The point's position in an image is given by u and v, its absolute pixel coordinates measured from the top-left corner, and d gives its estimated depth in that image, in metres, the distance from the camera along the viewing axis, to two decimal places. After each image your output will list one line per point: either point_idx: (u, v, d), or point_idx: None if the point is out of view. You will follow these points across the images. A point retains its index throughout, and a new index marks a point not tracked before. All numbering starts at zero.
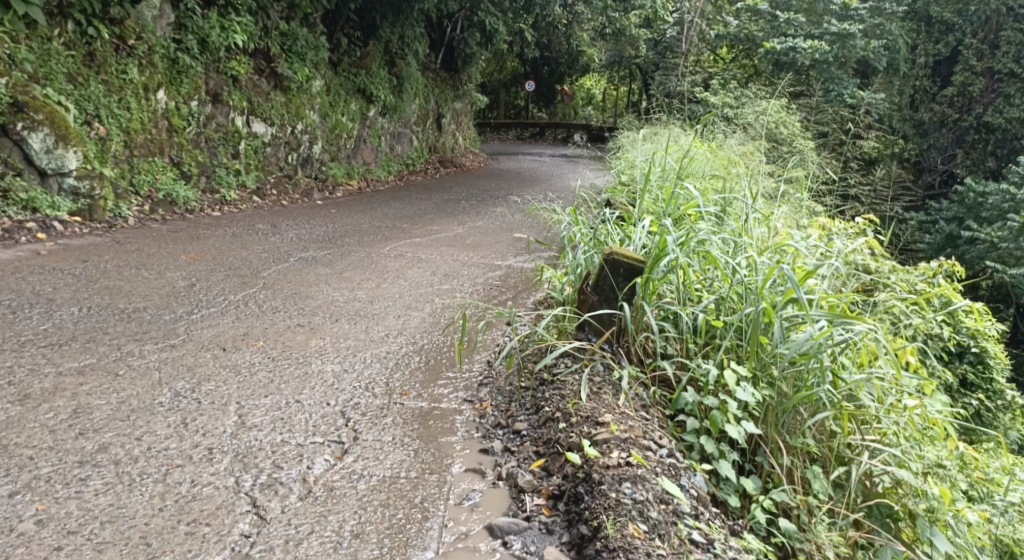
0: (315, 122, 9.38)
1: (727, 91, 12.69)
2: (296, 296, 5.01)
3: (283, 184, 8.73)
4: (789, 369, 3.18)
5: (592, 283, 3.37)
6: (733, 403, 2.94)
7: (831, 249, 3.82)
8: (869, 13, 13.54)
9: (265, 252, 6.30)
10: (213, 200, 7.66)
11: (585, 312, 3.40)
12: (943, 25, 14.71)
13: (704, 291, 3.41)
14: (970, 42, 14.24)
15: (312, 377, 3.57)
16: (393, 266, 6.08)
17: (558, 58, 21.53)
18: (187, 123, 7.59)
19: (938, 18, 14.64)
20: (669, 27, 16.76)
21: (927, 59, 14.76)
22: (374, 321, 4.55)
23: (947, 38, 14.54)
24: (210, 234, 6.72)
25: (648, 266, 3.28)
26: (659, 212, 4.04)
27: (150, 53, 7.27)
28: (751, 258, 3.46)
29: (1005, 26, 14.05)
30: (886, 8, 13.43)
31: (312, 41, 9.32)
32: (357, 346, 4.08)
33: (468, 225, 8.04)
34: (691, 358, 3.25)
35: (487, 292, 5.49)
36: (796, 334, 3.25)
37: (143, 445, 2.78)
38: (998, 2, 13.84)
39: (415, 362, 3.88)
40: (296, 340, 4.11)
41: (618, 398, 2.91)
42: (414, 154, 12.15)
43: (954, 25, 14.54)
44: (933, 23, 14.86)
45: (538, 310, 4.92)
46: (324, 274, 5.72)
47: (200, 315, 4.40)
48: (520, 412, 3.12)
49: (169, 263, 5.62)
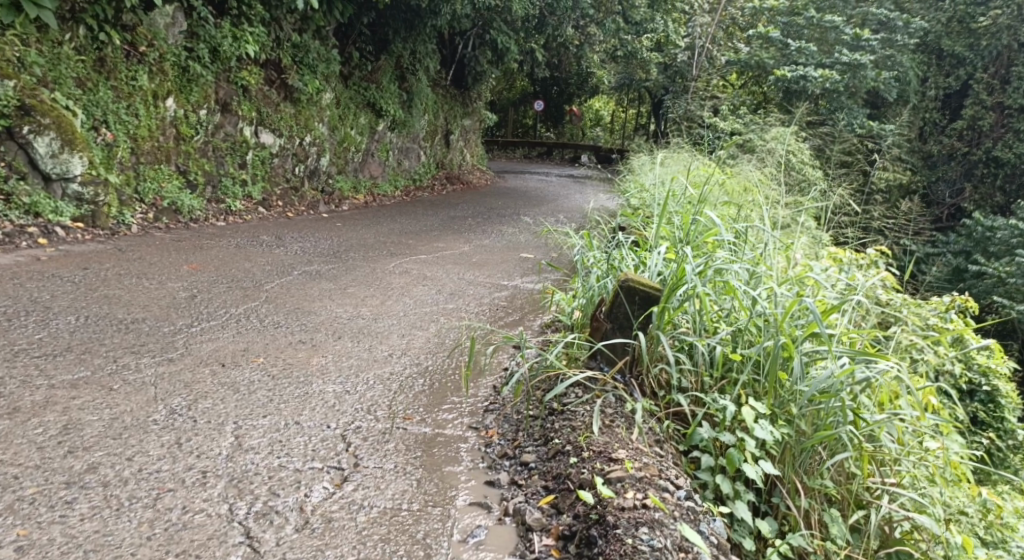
0: (324, 134, 9.31)
1: (737, 117, 12.63)
2: (299, 311, 4.90)
3: (289, 196, 8.66)
4: (808, 407, 3.06)
5: (605, 310, 3.27)
6: (750, 442, 2.82)
7: (852, 282, 3.72)
8: (881, 44, 13.49)
9: (269, 264, 6.20)
10: (218, 210, 7.59)
11: (598, 339, 3.28)
12: (954, 58, 14.67)
13: (722, 322, 3.30)
14: (981, 76, 14.18)
15: (313, 397, 3.46)
16: (398, 283, 5.97)
17: (568, 78, 21.54)
18: (195, 132, 7.52)
19: (950, 52, 14.60)
20: (680, 52, 16.76)
21: (937, 91, 14.77)
22: (378, 340, 4.44)
23: (958, 72, 14.46)
24: (214, 244, 6.63)
25: (664, 295, 3.17)
26: (675, 239, 3.93)
27: (160, 60, 7.21)
28: (770, 290, 3.35)
29: (1016, 61, 13.99)
30: (897, 39, 13.49)
31: (323, 54, 9.27)
32: (360, 366, 3.97)
33: (475, 243, 7.94)
34: (706, 392, 3.14)
35: (493, 313, 5.38)
36: (817, 370, 3.14)
37: (134, 466, 2.66)
38: (1009, 37, 13.78)
39: (419, 384, 3.77)
40: (297, 357, 4.00)
41: (631, 432, 2.80)
42: (421, 170, 12.08)
43: (965, 59, 14.49)
44: (944, 56, 14.86)
45: (545, 334, 4.80)
46: (328, 289, 5.62)
47: (199, 329, 4.29)
48: (527, 442, 3.00)
49: (170, 273, 5.52)
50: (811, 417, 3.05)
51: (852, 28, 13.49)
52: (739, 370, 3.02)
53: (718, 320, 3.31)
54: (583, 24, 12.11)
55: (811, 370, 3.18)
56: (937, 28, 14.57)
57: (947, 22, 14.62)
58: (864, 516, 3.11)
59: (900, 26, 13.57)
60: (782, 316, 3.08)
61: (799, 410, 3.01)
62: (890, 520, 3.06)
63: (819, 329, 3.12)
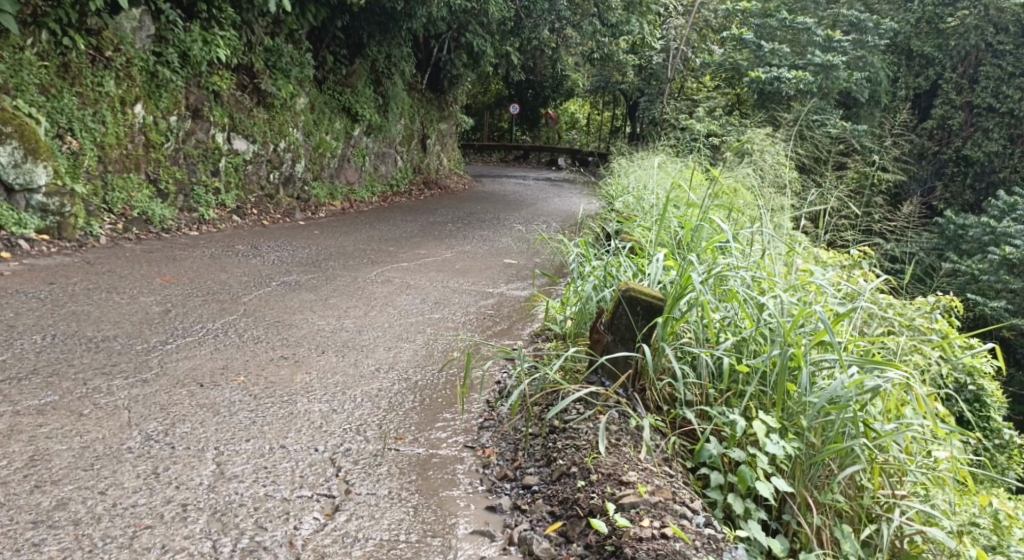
0: (298, 140, 9.10)
1: (713, 118, 12.60)
2: (280, 325, 4.71)
3: (264, 203, 8.44)
4: (817, 419, 2.93)
5: (605, 321, 3.13)
6: (762, 458, 2.69)
7: (856, 287, 3.60)
8: (853, 46, 13.53)
9: (245, 275, 5.99)
10: (191, 219, 7.36)
11: (599, 353, 3.14)
12: (923, 59, 14.76)
13: (726, 331, 3.17)
14: (949, 76, 14.27)
15: (298, 417, 3.28)
16: (380, 293, 5.80)
17: (542, 82, 21.46)
18: (165, 139, 7.29)
19: (919, 52, 14.70)
20: (656, 55, 16.79)
21: (907, 92, 14.52)
22: (363, 354, 4.26)
23: (927, 72, 14.56)
24: (187, 255, 6.40)
25: (668, 305, 3.04)
26: (675, 247, 3.81)
27: (128, 65, 6.97)
28: (775, 296, 3.22)
29: (983, 61, 14.14)
30: (868, 41, 13.52)
31: (297, 58, 9.05)
32: (346, 382, 3.79)
33: (457, 250, 7.77)
34: (711, 405, 3.01)
35: (480, 322, 5.22)
36: (826, 379, 3.01)
37: (108, 501, 2.46)
38: (977, 37, 13.90)
39: (409, 401, 3.60)
40: (280, 374, 3.81)
41: (639, 451, 2.68)
42: (399, 175, 11.89)
43: (934, 59, 14.60)
44: (914, 56, 14.88)
45: (536, 344, 4.67)
46: (309, 300, 5.43)
47: (175, 345, 4.09)
48: (528, 462, 2.86)
49: (142, 286, 5.30)
50: (822, 429, 2.92)
51: (824, 30, 13.52)
52: (746, 382, 2.89)
53: (723, 329, 3.18)
54: (558, 27, 12.01)
55: (819, 380, 3.06)
56: (907, 28, 14.56)
57: (916, 23, 14.65)
58: (875, 531, 2.99)
59: (870, 27, 13.61)
60: (790, 325, 2.95)
61: (809, 423, 2.89)
62: (903, 534, 2.94)
63: (827, 337, 3.00)
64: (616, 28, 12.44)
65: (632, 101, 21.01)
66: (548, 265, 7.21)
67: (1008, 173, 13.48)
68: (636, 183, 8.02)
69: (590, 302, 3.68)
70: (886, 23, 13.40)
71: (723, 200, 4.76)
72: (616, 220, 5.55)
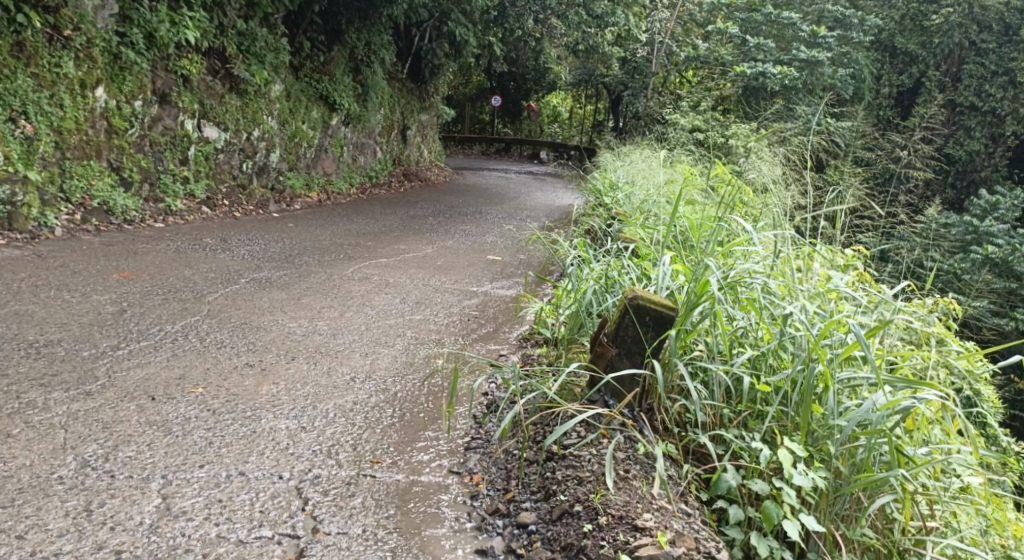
0: (273, 128, 8.66)
1: (698, 113, 12.31)
2: (246, 327, 4.33)
3: (236, 194, 8.00)
4: (846, 445, 2.59)
5: (608, 332, 2.73)
6: (789, 493, 2.35)
7: (881, 291, 3.27)
8: (838, 41, 13.24)
9: (212, 271, 5.59)
10: (157, 210, 6.93)
11: (602, 369, 2.75)
12: (907, 56, 14.39)
13: (745, 342, 2.84)
14: (933, 73, 13.80)
15: (260, 438, 2.90)
16: (358, 292, 5.42)
17: (525, 73, 21.11)
18: (129, 125, 6.85)
19: (903, 50, 14.37)
20: (642, 48, 16.66)
21: (891, 89, 14.35)
22: (338, 361, 3.89)
23: (911, 70, 14.16)
24: (149, 248, 5.98)
25: (680, 315, 2.69)
26: (682, 250, 3.46)
27: (88, 45, 6.49)
28: (795, 303, 2.87)
29: (968, 59, 13.70)
30: (853, 37, 13.26)
31: (272, 43, 8.59)
32: (318, 395, 3.42)
33: (439, 245, 7.40)
34: (728, 428, 2.67)
35: (464, 324, 4.86)
36: (853, 399, 2.68)
37: (27, 548, 2.17)
38: (960, 35, 13.53)
39: (387, 416, 3.24)
40: (243, 385, 3.43)
41: (651, 486, 2.36)
42: (378, 166, 11.47)
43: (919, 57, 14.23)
44: (897, 54, 14.55)
45: (524, 350, 4.32)
46: (279, 299, 5.04)
47: (127, 351, 3.70)
48: (524, 494, 2.53)
49: (97, 282, 4.89)
50: (850, 457, 2.59)
51: (809, 25, 13.30)
52: (769, 402, 2.55)
53: (741, 340, 2.85)
54: (543, 17, 11.63)
55: (845, 398, 2.71)
56: (892, 25, 14.30)
57: (900, 20, 14.42)
58: None
59: (854, 23, 13.32)
60: (816, 338, 2.61)
61: (837, 450, 2.55)
62: None
63: (858, 351, 2.66)
64: (602, 19, 11.91)
65: (615, 96, 20.69)
66: (534, 263, 6.86)
67: (990, 172, 13.08)
68: (626, 179, 7.69)
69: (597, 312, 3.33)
70: (872, 18, 13.11)
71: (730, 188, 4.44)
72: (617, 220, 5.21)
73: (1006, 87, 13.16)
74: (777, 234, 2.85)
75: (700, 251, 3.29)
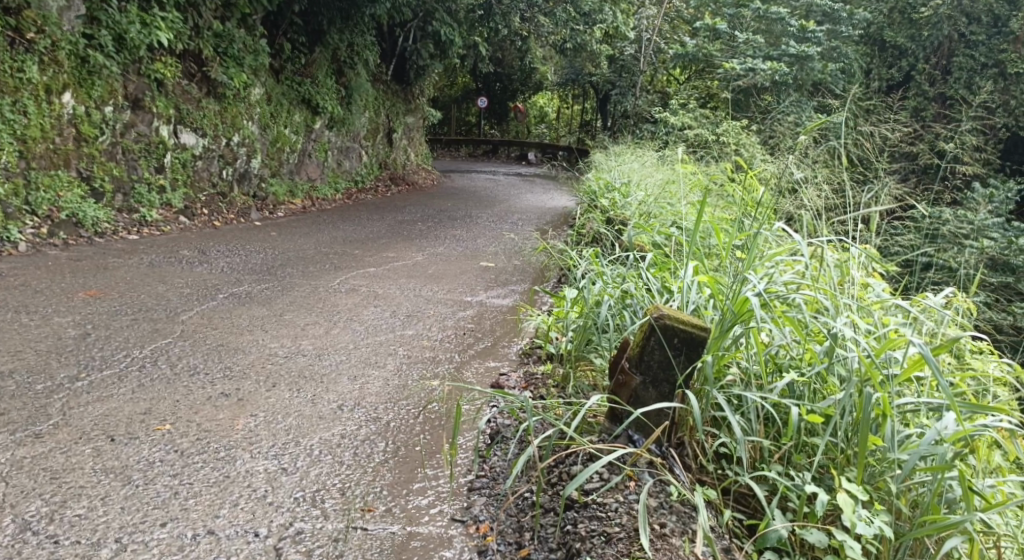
0: (253, 133, 8.27)
1: (688, 111, 12.15)
2: (222, 349, 3.96)
3: (216, 202, 7.60)
4: (906, 482, 2.21)
5: (631, 357, 2.36)
6: (851, 546, 2.01)
7: (926, 300, 2.89)
8: (827, 36, 12.63)
9: (187, 286, 5.20)
10: (130, 220, 6.54)
11: (625, 400, 2.37)
12: (897, 49, 12.81)
13: (784, 363, 2.47)
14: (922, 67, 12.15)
15: (234, 484, 2.54)
16: (345, 305, 5.05)
17: (511, 74, 20.76)
18: (99, 132, 6.45)
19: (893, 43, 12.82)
20: (628, 46, 16.47)
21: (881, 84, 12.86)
22: (323, 387, 3.52)
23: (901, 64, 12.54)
24: (121, 263, 5.58)
25: (712, 337, 2.31)
26: (704, 259, 3.08)
27: (53, 49, 6.07)
28: (840, 315, 2.48)
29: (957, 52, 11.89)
30: (842, 31, 12.58)
31: (250, 45, 8.17)
32: (300, 428, 3.06)
33: (428, 252, 7.04)
34: (770, 464, 2.31)
35: (459, 339, 4.49)
36: (911, 427, 2.31)
37: None
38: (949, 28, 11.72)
39: (379, 452, 2.90)
40: (217, 420, 3.06)
41: (692, 545, 2.03)
42: (363, 171, 11.07)
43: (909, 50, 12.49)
44: (887, 48, 13.02)
45: (528, 370, 3.99)
46: (260, 315, 4.67)
47: (87, 383, 3.33)
48: (542, 550, 2.20)
49: (59, 302, 4.51)
50: (911, 495, 2.22)
51: (798, 21, 12.94)
52: (822, 435, 2.19)
53: (780, 360, 2.47)
54: (529, 15, 11.15)
55: (903, 426, 2.33)
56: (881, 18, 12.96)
57: (889, 13, 13.02)
58: None
59: (844, 18, 12.78)
60: (871, 358, 2.23)
61: (897, 488, 2.18)
62: None
63: (918, 372, 2.28)
64: (590, 17, 11.72)
65: (603, 94, 20.38)
66: (529, 269, 6.52)
67: None
68: (622, 179, 7.35)
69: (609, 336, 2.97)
70: (860, 12, 12.53)
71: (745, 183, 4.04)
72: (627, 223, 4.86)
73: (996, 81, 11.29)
74: (825, 238, 2.46)
75: (726, 260, 2.91)
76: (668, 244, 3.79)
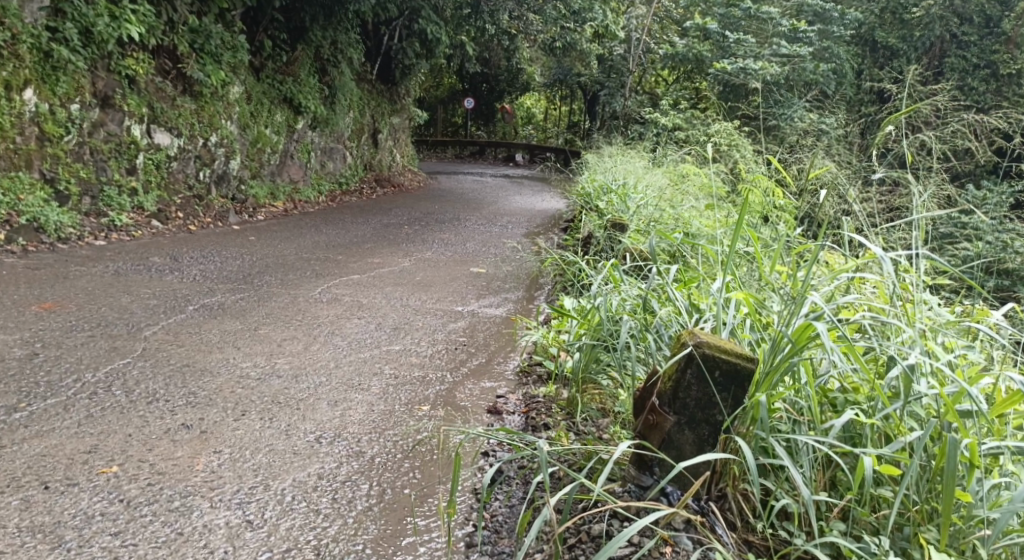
0: (232, 133, 7.84)
1: (682, 113, 11.81)
2: (188, 371, 3.54)
3: (192, 205, 7.14)
4: (999, 545, 1.86)
5: (663, 394, 2.04)
6: None
7: (987, 324, 2.54)
8: (817, 36, 11.84)
9: (154, 297, 4.77)
10: (98, 225, 6.08)
11: (657, 445, 2.04)
12: (889, 50, 11.73)
13: (839, 398, 2.13)
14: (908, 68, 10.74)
15: (185, 545, 2.22)
16: (326, 317, 4.64)
17: (499, 75, 20.31)
18: (65, 131, 6.00)
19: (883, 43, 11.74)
20: (618, 47, 16.08)
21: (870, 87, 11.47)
22: (300, 416, 3.11)
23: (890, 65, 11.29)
24: (83, 272, 5.14)
25: (762, 370, 1.98)
26: (739, 279, 2.73)
27: (14, 42, 5.61)
28: (907, 342, 2.13)
29: (949, 54, 10.66)
30: (834, 31, 11.86)
31: (229, 41, 7.72)
32: (272, 467, 2.66)
33: (416, 258, 6.62)
34: (833, 523, 1.99)
35: (450, 355, 4.09)
36: (995, 476, 1.98)
37: None
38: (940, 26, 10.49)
39: (361, 498, 2.52)
40: (175, 459, 2.65)
41: None
42: (348, 172, 10.63)
43: (899, 51, 11.43)
44: (878, 49, 12.01)
45: (527, 391, 3.59)
46: (232, 330, 4.25)
47: (25, 416, 2.91)
48: None
49: (7, 317, 4.08)
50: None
51: (790, 20, 12.52)
52: (901, 490, 1.87)
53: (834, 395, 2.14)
54: (519, 13, 10.76)
55: (986, 475, 1.99)
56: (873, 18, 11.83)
57: (881, 13, 11.84)
58: None
59: (835, 17, 12.06)
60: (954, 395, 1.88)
61: (988, 553, 1.84)
62: None
63: (1008, 411, 1.93)
64: (579, 15, 11.63)
65: (592, 94, 20.03)
66: (523, 276, 6.12)
67: None
68: (618, 181, 6.93)
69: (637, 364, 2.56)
70: (852, 11, 11.77)
71: (759, 181, 3.67)
72: (632, 230, 4.47)
73: (989, 80, 10.39)
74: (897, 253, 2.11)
75: (765, 279, 2.57)
76: (691, 255, 3.40)
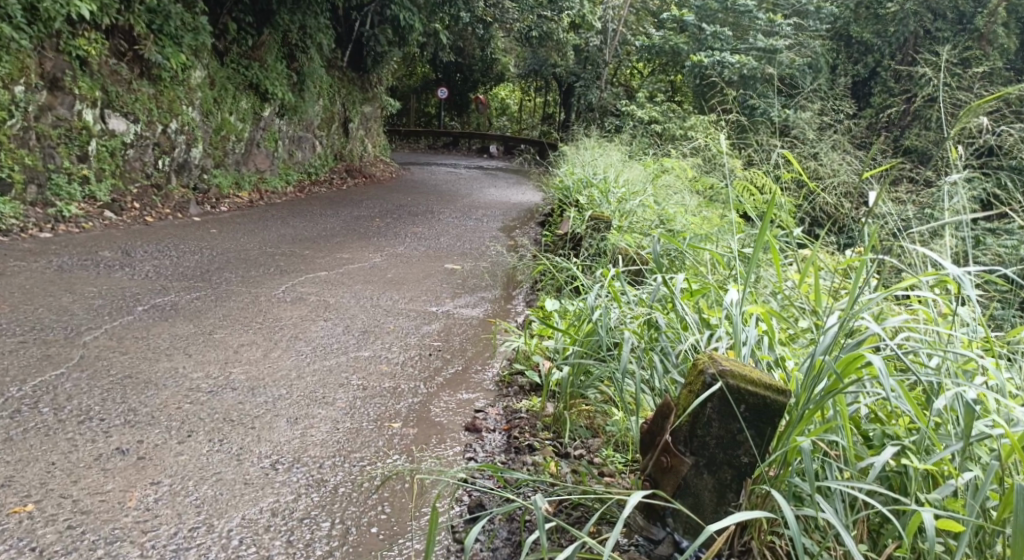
0: (194, 119, 7.38)
1: (657, 107, 11.54)
2: (130, 382, 3.16)
3: (149, 195, 6.71)
4: None
5: (677, 431, 1.78)
6: None
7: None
8: (793, 30, 11.52)
9: (99, 296, 4.36)
10: (45, 216, 5.62)
11: (671, 493, 1.76)
12: (863, 45, 11.17)
13: (876, 430, 1.83)
14: (885, 63, 10.44)
15: None
16: (289, 318, 4.28)
17: (472, 66, 19.84)
18: (8, 115, 5.51)
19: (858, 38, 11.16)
20: (593, 38, 15.71)
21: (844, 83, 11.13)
22: (255, 437, 2.75)
23: (865, 60, 10.89)
24: (23, 268, 4.70)
25: (796, 404, 1.69)
26: (754, 293, 2.42)
27: None
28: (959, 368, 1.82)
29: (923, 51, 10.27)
30: (809, 25, 11.42)
31: (189, 22, 7.23)
32: (217, 502, 2.31)
33: (387, 253, 6.26)
34: None
35: (424, 362, 3.74)
36: None
37: None
38: (914, 22, 10.21)
39: (321, 540, 2.19)
40: (107, 495, 2.29)
41: None
42: (317, 162, 10.20)
43: (874, 46, 10.98)
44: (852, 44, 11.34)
45: (509, 403, 3.26)
46: (184, 334, 3.86)
47: None
48: None
49: None
50: None
51: (766, 13, 12.13)
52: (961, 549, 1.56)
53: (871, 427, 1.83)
54: None
55: None
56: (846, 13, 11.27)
57: (855, 8, 11.28)
58: None
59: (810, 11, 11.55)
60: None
61: None
62: None
63: None
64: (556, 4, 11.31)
65: (567, 85, 19.66)
66: (500, 274, 5.78)
67: None
68: (599, 174, 6.61)
69: (642, 388, 2.28)
70: (827, 5, 11.35)
71: (764, 178, 3.38)
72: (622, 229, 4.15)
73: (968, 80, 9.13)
74: (959, 266, 1.80)
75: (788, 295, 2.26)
76: (699, 261, 3.07)
